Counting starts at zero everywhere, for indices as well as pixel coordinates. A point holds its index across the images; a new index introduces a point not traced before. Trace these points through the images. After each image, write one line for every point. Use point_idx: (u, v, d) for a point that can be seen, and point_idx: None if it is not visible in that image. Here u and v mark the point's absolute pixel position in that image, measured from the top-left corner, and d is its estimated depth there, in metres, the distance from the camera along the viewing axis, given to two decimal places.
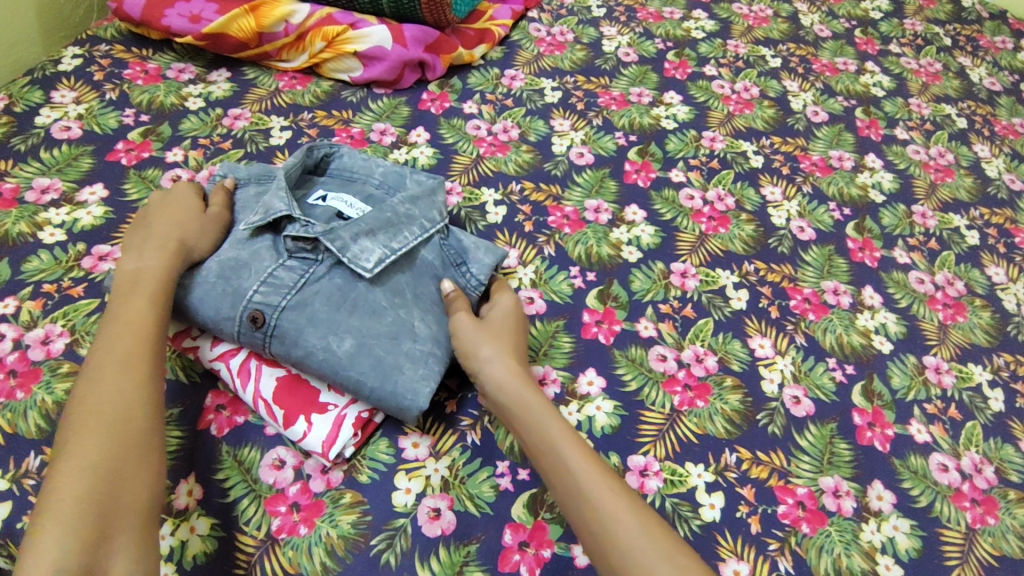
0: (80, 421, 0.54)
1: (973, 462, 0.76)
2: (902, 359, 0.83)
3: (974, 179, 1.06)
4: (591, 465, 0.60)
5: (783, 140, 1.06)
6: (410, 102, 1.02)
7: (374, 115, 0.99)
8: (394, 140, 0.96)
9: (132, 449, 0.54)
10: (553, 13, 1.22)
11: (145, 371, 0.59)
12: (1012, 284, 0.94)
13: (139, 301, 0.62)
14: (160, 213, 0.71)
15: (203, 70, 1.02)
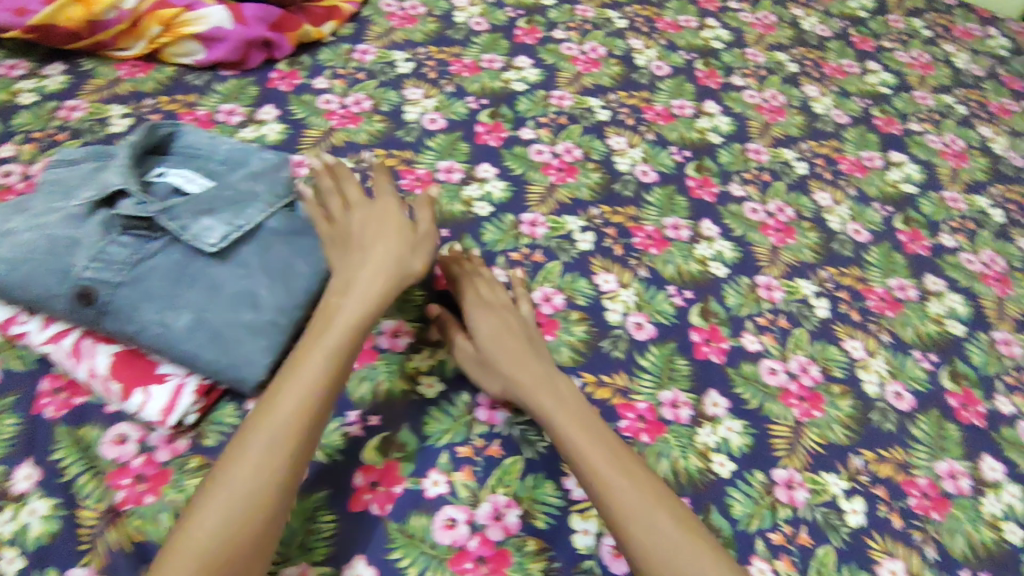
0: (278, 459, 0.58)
1: (800, 364, 0.84)
2: (737, 281, 0.90)
3: (804, 117, 1.15)
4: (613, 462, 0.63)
5: (629, 94, 1.12)
6: (259, 82, 1.02)
7: (221, 96, 0.99)
8: (242, 120, 0.96)
9: (265, 508, 0.56)
10: None
11: (304, 425, 0.60)
12: (836, 206, 1.03)
13: (340, 336, 0.65)
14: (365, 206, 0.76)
15: (37, 65, 0.99)
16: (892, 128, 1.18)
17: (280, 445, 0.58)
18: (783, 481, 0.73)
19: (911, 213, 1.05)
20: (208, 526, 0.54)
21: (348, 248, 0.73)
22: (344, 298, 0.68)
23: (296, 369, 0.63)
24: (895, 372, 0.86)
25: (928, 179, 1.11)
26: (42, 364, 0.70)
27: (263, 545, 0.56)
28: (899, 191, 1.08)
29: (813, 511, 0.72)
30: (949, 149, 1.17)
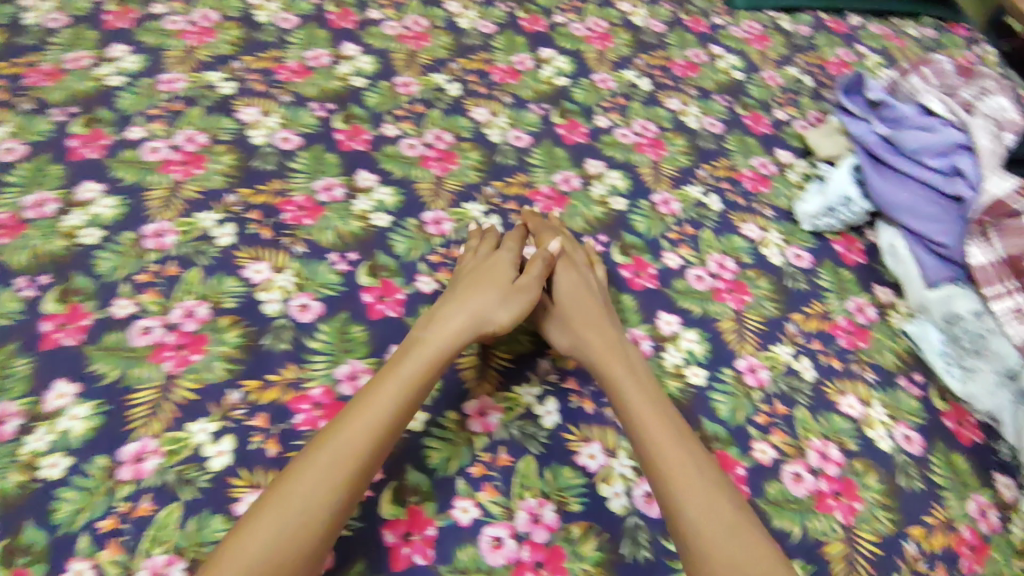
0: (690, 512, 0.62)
1: (717, 262, 0.92)
2: (638, 205, 0.96)
3: (628, 33, 1.22)
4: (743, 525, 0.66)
5: (469, 59, 1.10)
6: (59, 157, 0.85)
7: (18, 187, 0.81)
8: (60, 205, 0.81)
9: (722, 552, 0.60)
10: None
11: (713, 476, 0.65)
12: (687, 108, 1.12)
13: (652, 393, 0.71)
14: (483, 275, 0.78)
15: None
16: (701, 26, 1.29)
17: (716, 494, 0.63)
18: (748, 367, 0.82)
19: (745, 99, 1.16)
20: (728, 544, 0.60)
21: (568, 322, 0.77)
22: (616, 364, 0.73)
23: (647, 421, 0.68)
24: (788, 239, 0.97)
25: (747, 64, 1.23)
26: None
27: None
28: (729, 77, 1.19)
29: (778, 383, 0.81)
30: (750, 36, 1.30)
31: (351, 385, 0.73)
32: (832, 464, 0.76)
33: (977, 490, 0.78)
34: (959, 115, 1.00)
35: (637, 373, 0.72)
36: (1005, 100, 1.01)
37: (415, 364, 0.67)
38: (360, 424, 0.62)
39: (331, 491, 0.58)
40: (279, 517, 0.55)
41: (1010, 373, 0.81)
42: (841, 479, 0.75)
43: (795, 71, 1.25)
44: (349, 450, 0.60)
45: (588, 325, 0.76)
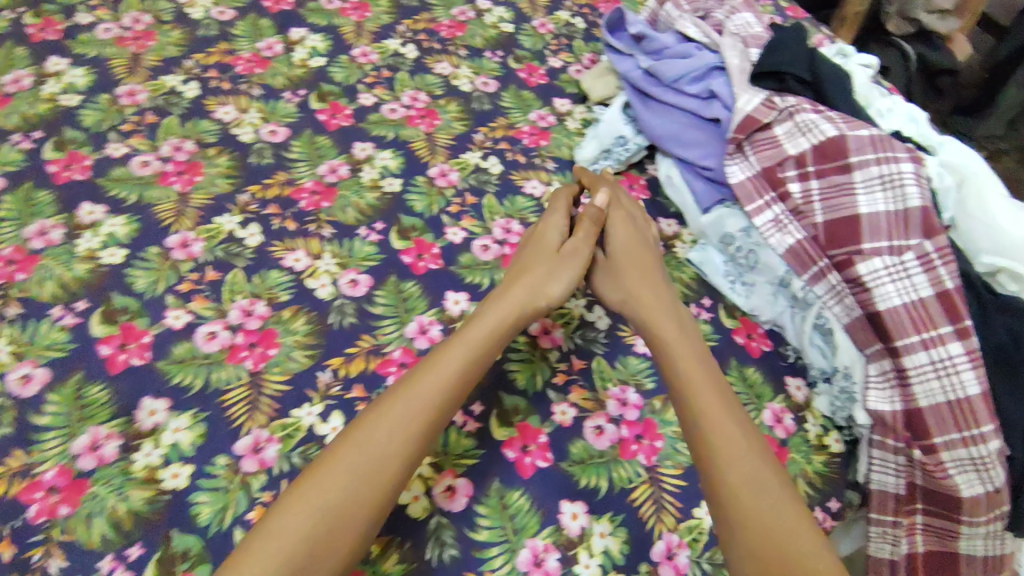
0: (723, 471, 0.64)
1: (502, 228, 0.89)
2: (413, 183, 0.91)
3: (388, 0, 1.15)
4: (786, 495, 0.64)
5: (206, 53, 1.00)
6: None
7: None
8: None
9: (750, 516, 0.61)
10: None
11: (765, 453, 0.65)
12: (458, 70, 1.07)
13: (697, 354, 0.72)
14: (622, 247, 0.82)
15: None
16: None
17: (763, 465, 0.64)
18: (540, 330, 0.80)
19: (518, 52, 1.12)
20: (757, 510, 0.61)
21: (619, 270, 0.80)
22: (660, 322, 0.75)
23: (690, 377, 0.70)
24: None
25: (516, 16, 1.18)
26: None
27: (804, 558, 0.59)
28: (498, 31, 1.14)
29: (573, 339, 0.80)
30: None
31: (94, 456, 0.64)
32: (631, 408, 0.75)
33: (773, 401, 0.77)
34: (713, 37, 1.00)
35: (667, 329, 0.74)
36: (750, 16, 1.03)
37: (471, 345, 0.68)
38: (395, 424, 0.62)
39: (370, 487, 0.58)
40: (309, 515, 0.56)
41: (782, 280, 0.81)
42: (641, 421, 0.74)
43: (566, 14, 1.20)
44: (382, 453, 0.60)
45: (633, 275, 0.79)
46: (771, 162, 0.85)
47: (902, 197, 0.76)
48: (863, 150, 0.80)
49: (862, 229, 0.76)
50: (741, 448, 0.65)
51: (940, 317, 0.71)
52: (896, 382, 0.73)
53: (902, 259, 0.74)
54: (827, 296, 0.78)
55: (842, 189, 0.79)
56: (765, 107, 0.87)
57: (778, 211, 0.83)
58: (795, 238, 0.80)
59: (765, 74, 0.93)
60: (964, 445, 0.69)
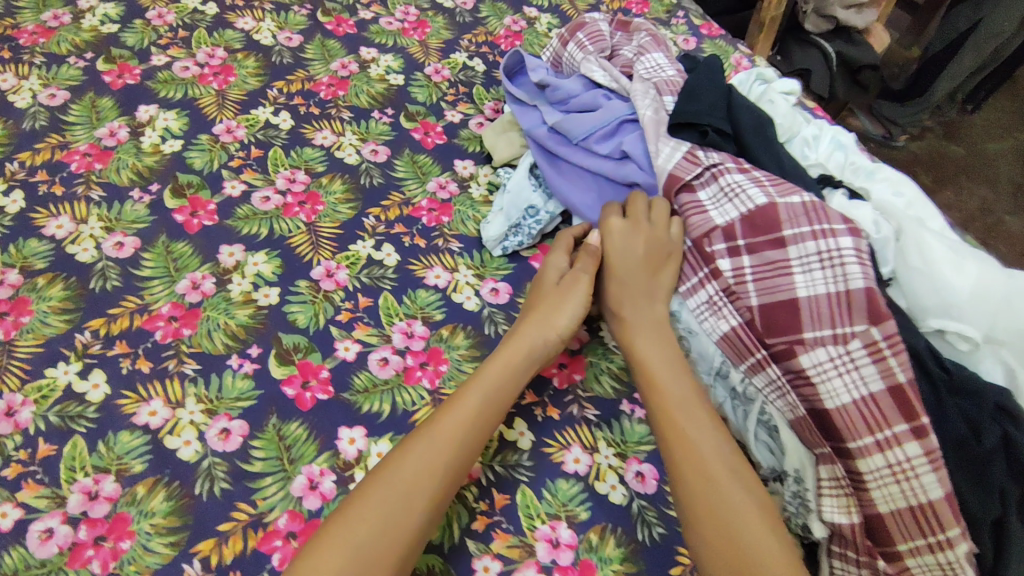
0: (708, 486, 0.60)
1: (403, 332, 0.77)
2: (294, 291, 0.78)
3: (255, 58, 1.00)
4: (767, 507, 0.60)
5: (33, 151, 0.84)
6: None
7: None
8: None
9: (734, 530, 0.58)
10: None
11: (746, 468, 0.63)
12: (341, 138, 0.93)
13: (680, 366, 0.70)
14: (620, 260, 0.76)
15: None
16: (346, 26, 1.08)
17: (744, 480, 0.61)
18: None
19: (410, 107, 0.99)
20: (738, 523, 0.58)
21: (620, 283, 0.75)
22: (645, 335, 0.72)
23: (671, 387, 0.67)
24: (481, 272, 0.83)
25: (406, 64, 1.05)
26: None
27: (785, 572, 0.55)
28: (386, 85, 1.01)
29: (492, 468, 0.69)
30: (406, 24, 1.11)
31: None
32: (564, 550, 0.65)
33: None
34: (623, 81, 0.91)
35: (652, 342, 0.71)
36: (660, 56, 0.94)
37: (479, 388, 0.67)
38: (415, 469, 0.61)
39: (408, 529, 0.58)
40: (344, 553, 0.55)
41: (720, 372, 0.73)
42: (576, 564, 0.64)
43: (463, 56, 1.08)
44: (416, 488, 0.59)
45: (633, 296, 0.74)
46: (699, 233, 0.76)
47: (843, 275, 0.67)
48: (797, 221, 0.71)
49: (802, 315, 0.68)
50: (735, 491, 0.60)
51: (894, 414, 0.63)
52: (850, 488, 0.64)
53: (847, 349, 0.65)
54: (768, 389, 0.69)
55: (777, 268, 0.71)
56: (687, 163, 0.79)
57: (711, 290, 0.74)
58: (728, 323, 0.72)
59: (684, 125, 0.83)
60: (931, 552, 0.61)
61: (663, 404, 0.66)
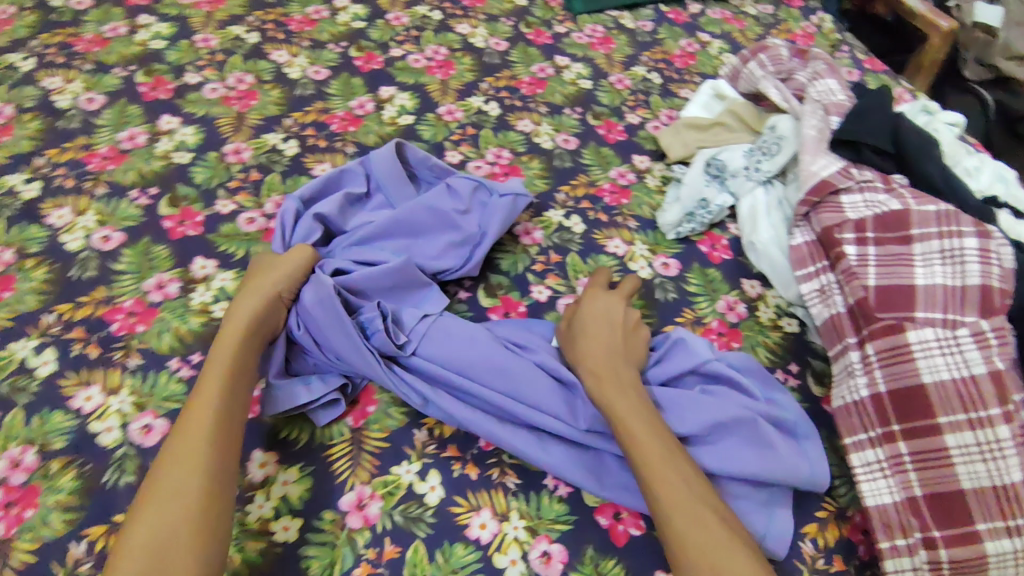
0: (642, 449, 0.67)
1: (586, 287, 0.90)
2: (499, 241, 0.93)
3: (471, 57, 1.19)
4: (681, 478, 0.65)
5: (303, 112, 1.04)
6: None
7: None
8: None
9: (659, 489, 0.64)
10: None
11: (672, 447, 0.68)
12: (539, 127, 1.10)
13: (635, 408, 0.70)
14: (590, 315, 0.80)
15: None
16: (544, 37, 1.26)
17: (665, 450, 0.67)
18: (361, 397, 0.78)
19: (596, 108, 1.15)
20: (659, 474, 0.65)
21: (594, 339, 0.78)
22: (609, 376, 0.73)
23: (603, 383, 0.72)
24: (655, 248, 0.97)
25: (594, 71, 1.22)
26: None
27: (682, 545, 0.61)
28: (578, 88, 1.18)
29: None
30: (594, 40, 1.28)
31: None
32: None
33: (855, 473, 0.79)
34: (457, 181, 0.92)
35: (612, 385, 0.72)
36: (833, 82, 1.05)
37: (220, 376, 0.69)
38: (181, 460, 0.61)
39: (187, 513, 0.58)
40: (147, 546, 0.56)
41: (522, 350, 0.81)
42: None
43: (643, 70, 1.25)
44: (185, 482, 0.60)
45: (598, 343, 0.77)
46: (831, 224, 0.86)
47: (962, 272, 0.78)
48: (926, 225, 0.82)
49: (917, 299, 0.78)
50: (667, 473, 0.65)
51: (991, 396, 0.71)
52: (935, 463, 0.70)
53: (955, 334, 0.74)
54: (842, 371, 0.79)
55: (899, 259, 0.81)
56: (841, 175, 0.90)
57: (825, 280, 0.84)
58: (840, 307, 0.81)
59: (843, 142, 0.96)
60: (1009, 535, 0.67)
61: (623, 409, 0.70)
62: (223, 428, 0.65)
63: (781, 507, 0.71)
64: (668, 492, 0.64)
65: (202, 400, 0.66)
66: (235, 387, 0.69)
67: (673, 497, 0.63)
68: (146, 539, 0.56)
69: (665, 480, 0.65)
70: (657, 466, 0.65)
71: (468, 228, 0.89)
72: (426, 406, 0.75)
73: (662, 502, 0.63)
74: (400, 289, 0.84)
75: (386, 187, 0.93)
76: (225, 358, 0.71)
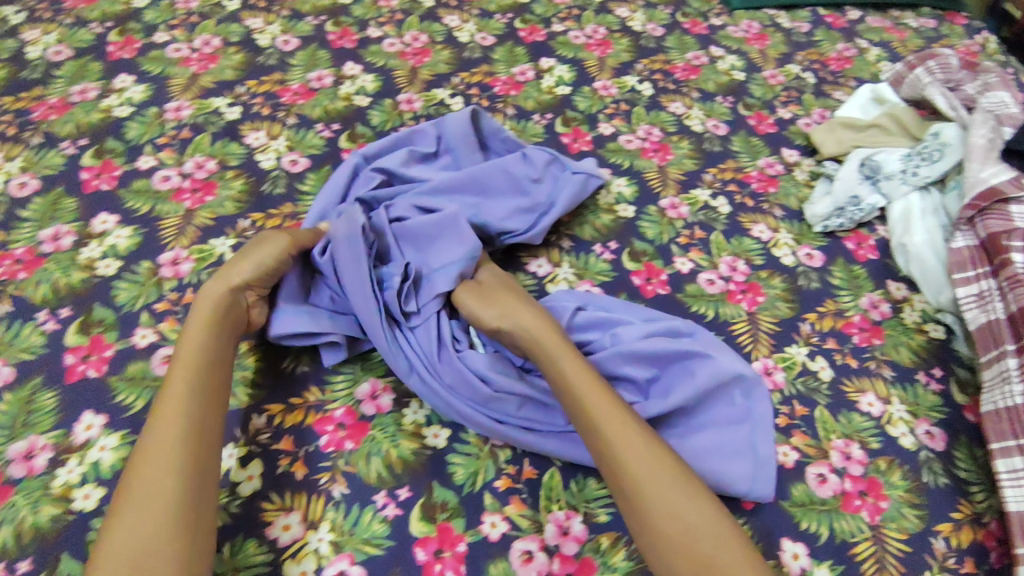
0: (620, 451, 0.63)
1: (728, 265, 0.92)
2: (646, 212, 0.96)
3: (628, 39, 1.22)
4: (670, 475, 0.62)
5: (470, 73, 1.10)
6: (72, 189, 0.85)
7: (34, 223, 0.82)
8: (76, 238, 0.81)
9: (645, 493, 0.61)
10: (184, 24, 1.07)
11: (655, 443, 0.64)
12: (691, 111, 1.12)
13: (607, 404, 0.66)
14: (515, 306, 0.75)
15: None
16: (699, 28, 1.28)
17: (645, 448, 0.63)
18: None
19: (748, 100, 1.16)
20: (643, 475, 0.62)
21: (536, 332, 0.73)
22: (568, 372, 0.69)
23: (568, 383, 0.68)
24: (799, 239, 0.97)
25: (747, 65, 1.23)
26: None
27: (685, 550, 0.58)
28: (731, 78, 1.19)
29: (795, 385, 0.82)
30: (749, 35, 1.29)
31: (372, 404, 0.74)
32: (856, 463, 0.77)
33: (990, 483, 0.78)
34: (533, 151, 0.93)
35: (577, 379, 0.68)
36: (1006, 95, 1.02)
37: (194, 360, 0.64)
38: (159, 448, 0.58)
39: (168, 507, 0.55)
40: (132, 543, 0.52)
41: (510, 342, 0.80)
42: (865, 478, 0.76)
43: (796, 68, 1.25)
44: (162, 474, 0.56)
45: (550, 343, 0.72)
46: (997, 231, 0.86)
47: None
48: None
49: None
50: (657, 471, 0.62)
51: None
52: None
53: None
54: (995, 377, 0.78)
55: None
56: (1011, 184, 0.89)
57: (985, 285, 0.84)
58: (1001, 313, 0.81)
59: None
60: None
61: (596, 404, 0.66)
62: (204, 401, 0.62)
63: (746, 427, 0.74)
64: (657, 495, 0.60)
65: (176, 387, 0.62)
66: (215, 364, 0.65)
67: (667, 498, 0.60)
68: (127, 539, 0.52)
69: (650, 481, 0.61)
70: (640, 466, 0.62)
71: (537, 197, 0.91)
72: (411, 376, 0.74)
73: (658, 509, 0.60)
74: (444, 237, 0.83)
75: (456, 149, 0.93)
76: (200, 340, 0.66)
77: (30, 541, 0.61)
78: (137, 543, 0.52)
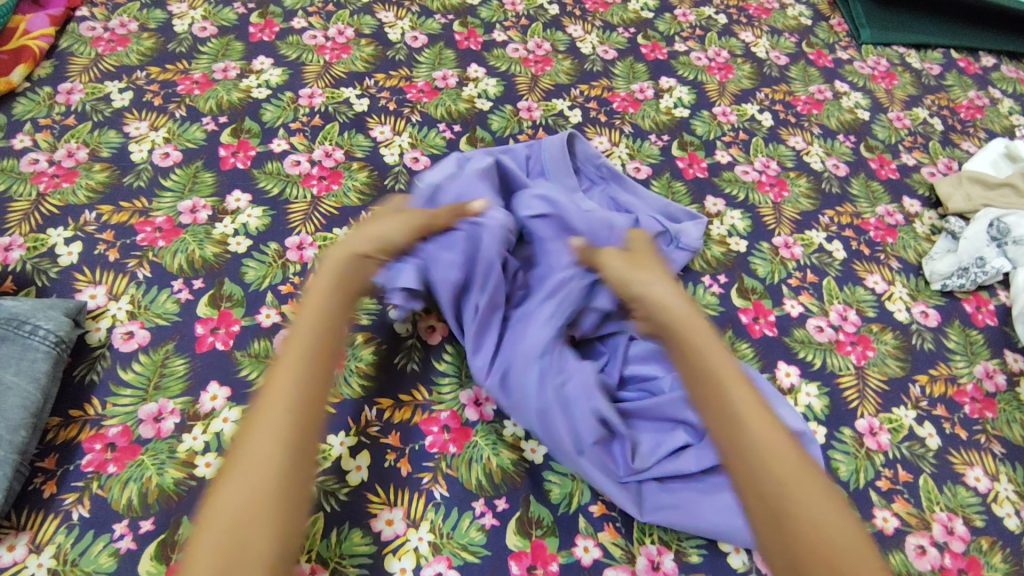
0: (750, 432, 0.54)
1: (839, 313, 0.90)
2: (758, 248, 0.95)
3: (751, 65, 1.20)
4: (796, 463, 0.52)
5: (590, 86, 1.10)
6: (210, 164, 0.89)
7: (174, 194, 0.86)
8: (211, 213, 0.85)
9: (774, 483, 0.51)
10: (320, 12, 1.10)
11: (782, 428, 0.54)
12: (811, 147, 1.09)
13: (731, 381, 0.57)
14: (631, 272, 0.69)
15: None
16: (825, 60, 1.24)
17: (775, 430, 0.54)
18: None
19: (870, 141, 1.12)
20: (773, 458, 0.52)
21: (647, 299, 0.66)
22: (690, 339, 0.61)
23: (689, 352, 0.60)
24: (914, 295, 0.94)
25: (872, 104, 1.19)
26: (122, 567, 0.61)
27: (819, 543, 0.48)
28: (855, 117, 1.15)
29: (899, 448, 0.80)
30: (876, 72, 1.25)
31: (476, 411, 0.76)
32: (957, 539, 0.74)
33: None
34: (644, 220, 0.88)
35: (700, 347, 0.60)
36: None
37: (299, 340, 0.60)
38: (256, 435, 0.53)
39: (258, 498, 0.50)
40: (222, 537, 0.48)
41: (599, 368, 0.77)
42: (965, 556, 0.73)
43: (924, 112, 1.20)
44: (259, 461, 0.52)
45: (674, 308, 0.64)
46: None
47: None
48: None
49: None
50: (786, 463, 0.52)
51: None
52: None
53: None
54: None
55: None
56: None
57: None
58: None
59: None
60: None
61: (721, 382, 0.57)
62: (307, 382, 0.58)
63: None
64: (793, 479, 0.51)
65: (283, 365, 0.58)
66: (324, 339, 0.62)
67: (792, 484, 0.51)
68: (217, 534, 0.48)
69: (782, 465, 0.52)
70: (777, 447, 0.52)
71: None
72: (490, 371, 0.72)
73: (787, 501, 0.50)
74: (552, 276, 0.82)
75: (550, 173, 0.91)
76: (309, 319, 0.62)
77: (155, 501, 0.65)
78: (229, 541, 0.48)
